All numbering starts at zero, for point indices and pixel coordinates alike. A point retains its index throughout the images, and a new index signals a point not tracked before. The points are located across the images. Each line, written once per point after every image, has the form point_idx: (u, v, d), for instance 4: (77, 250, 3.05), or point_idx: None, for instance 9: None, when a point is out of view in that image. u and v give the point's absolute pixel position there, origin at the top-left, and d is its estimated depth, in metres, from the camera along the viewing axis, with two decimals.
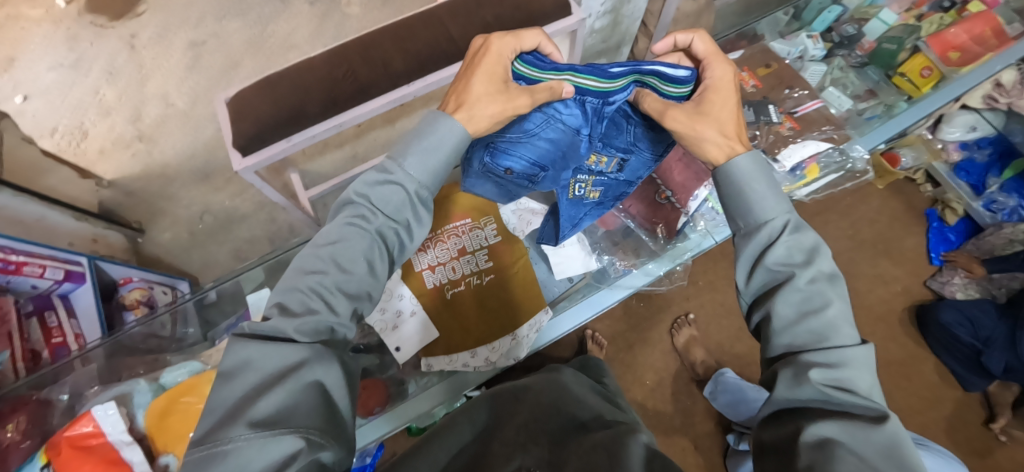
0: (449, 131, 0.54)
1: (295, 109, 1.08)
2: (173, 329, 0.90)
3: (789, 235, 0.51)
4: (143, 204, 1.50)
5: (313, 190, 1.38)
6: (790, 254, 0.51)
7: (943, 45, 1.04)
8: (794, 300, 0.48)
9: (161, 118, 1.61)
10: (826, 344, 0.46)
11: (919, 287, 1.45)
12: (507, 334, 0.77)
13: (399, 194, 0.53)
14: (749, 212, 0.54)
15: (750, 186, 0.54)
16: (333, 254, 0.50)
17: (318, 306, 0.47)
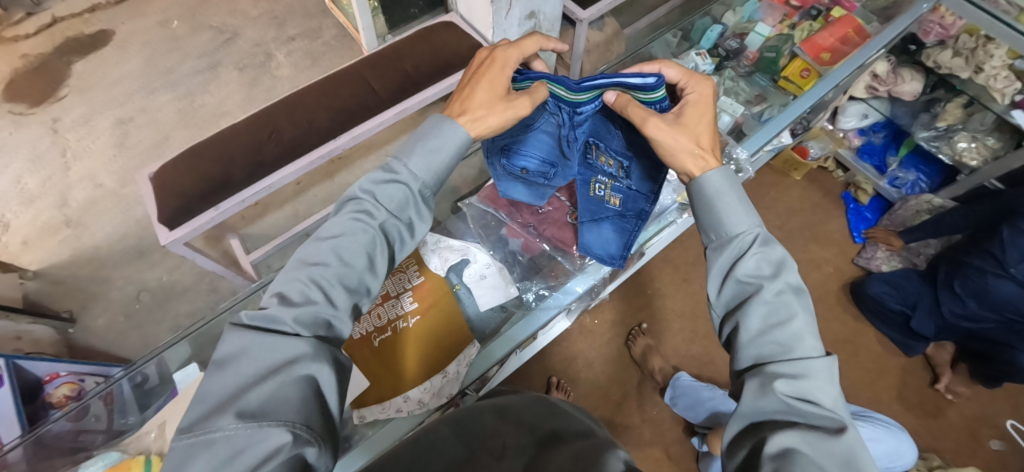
0: (454, 135, 0.56)
1: (221, 178, 1.10)
2: (108, 421, 0.78)
3: (757, 247, 0.52)
4: (74, 291, 1.43)
5: (256, 254, 1.39)
6: (757, 266, 0.51)
7: (815, 48, 1.16)
8: (760, 312, 0.48)
9: (89, 200, 1.56)
10: (790, 356, 0.46)
11: (849, 266, 1.55)
12: (438, 373, 0.69)
13: (403, 192, 0.54)
14: (719, 224, 0.55)
15: (720, 198, 0.55)
16: (334, 246, 0.49)
17: (317, 298, 0.47)
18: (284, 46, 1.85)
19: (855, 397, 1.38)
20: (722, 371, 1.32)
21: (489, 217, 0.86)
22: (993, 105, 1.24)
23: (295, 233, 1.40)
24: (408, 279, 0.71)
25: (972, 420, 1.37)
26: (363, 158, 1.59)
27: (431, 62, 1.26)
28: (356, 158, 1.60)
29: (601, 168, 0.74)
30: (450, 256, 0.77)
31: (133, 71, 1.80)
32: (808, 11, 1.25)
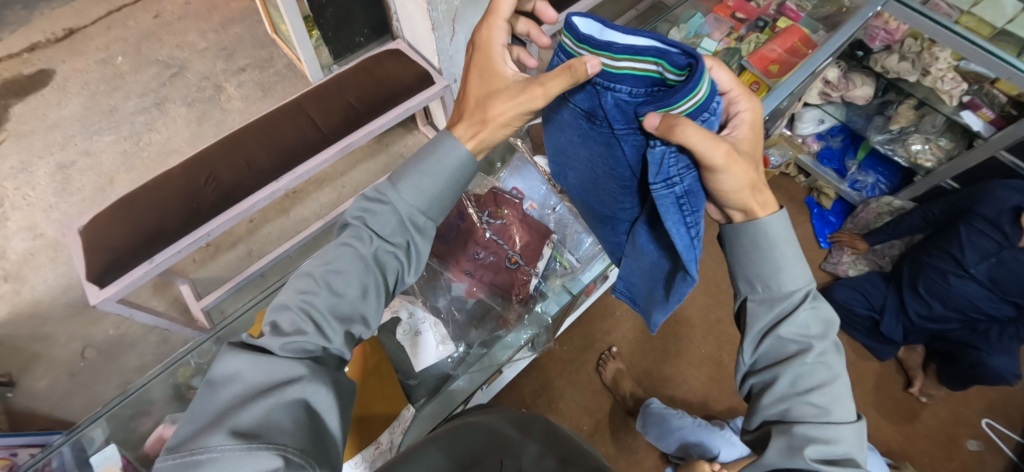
0: (451, 151, 0.50)
1: (154, 227, 1.03)
2: None
3: (811, 307, 0.49)
4: (12, 352, 1.34)
5: (206, 299, 1.30)
6: (803, 325, 0.48)
7: (761, 61, 1.14)
8: (801, 373, 0.47)
9: (28, 253, 1.47)
10: (826, 419, 0.46)
11: (817, 271, 1.54)
12: (368, 446, 0.64)
13: (394, 217, 0.51)
14: (770, 278, 0.49)
15: (775, 250, 0.49)
16: (325, 275, 0.48)
17: (308, 327, 0.45)
18: (234, 77, 1.79)
19: None
20: (695, 390, 1.30)
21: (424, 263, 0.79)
22: (942, 106, 1.24)
23: (246, 276, 1.31)
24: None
25: (948, 422, 1.36)
26: (318, 191, 1.55)
27: (376, 92, 1.22)
28: (311, 192, 1.55)
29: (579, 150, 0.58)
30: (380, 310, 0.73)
31: (74, 113, 1.73)
32: (755, 23, 1.26)
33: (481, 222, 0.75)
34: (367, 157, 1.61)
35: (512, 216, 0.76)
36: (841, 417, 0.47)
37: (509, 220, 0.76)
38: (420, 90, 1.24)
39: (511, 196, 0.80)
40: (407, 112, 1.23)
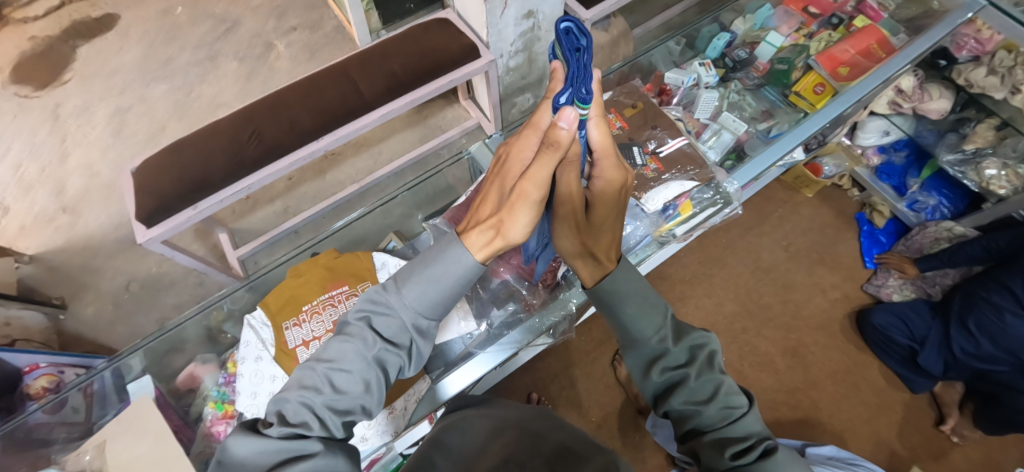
0: (458, 261, 0.45)
1: (200, 177, 1.07)
2: (89, 414, 0.76)
3: (669, 340, 0.50)
4: (65, 278, 1.44)
5: (243, 249, 1.36)
6: (678, 353, 0.50)
7: (831, 61, 1.05)
8: (684, 397, 0.48)
9: (84, 189, 1.57)
10: (729, 421, 0.46)
11: (857, 292, 1.45)
12: (381, 410, 0.69)
13: (398, 320, 0.46)
14: (625, 331, 0.52)
15: (621, 306, 0.51)
16: (328, 373, 0.44)
17: (311, 421, 0.41)
18: (284, 36, 1.82)
19: (852, 434, 1.29)
20: None
21: None
22: None
23: (281, 231, 1.38)
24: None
25: (979, 465, 1.29)
26: (355, 156, 1.57)
27: (421, 62, 1.21)
28: (348, 156, 1.57)
29: None
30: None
31: (133, 60, 1.80)
32: (829, 19, 1.16)
33: None
34: (405, 126, 1.61)
35: None
36: (746, 408, 0.47)
37: None
38: (465, 63, 1.22)
39: None
40: (448, 84, 1.21)
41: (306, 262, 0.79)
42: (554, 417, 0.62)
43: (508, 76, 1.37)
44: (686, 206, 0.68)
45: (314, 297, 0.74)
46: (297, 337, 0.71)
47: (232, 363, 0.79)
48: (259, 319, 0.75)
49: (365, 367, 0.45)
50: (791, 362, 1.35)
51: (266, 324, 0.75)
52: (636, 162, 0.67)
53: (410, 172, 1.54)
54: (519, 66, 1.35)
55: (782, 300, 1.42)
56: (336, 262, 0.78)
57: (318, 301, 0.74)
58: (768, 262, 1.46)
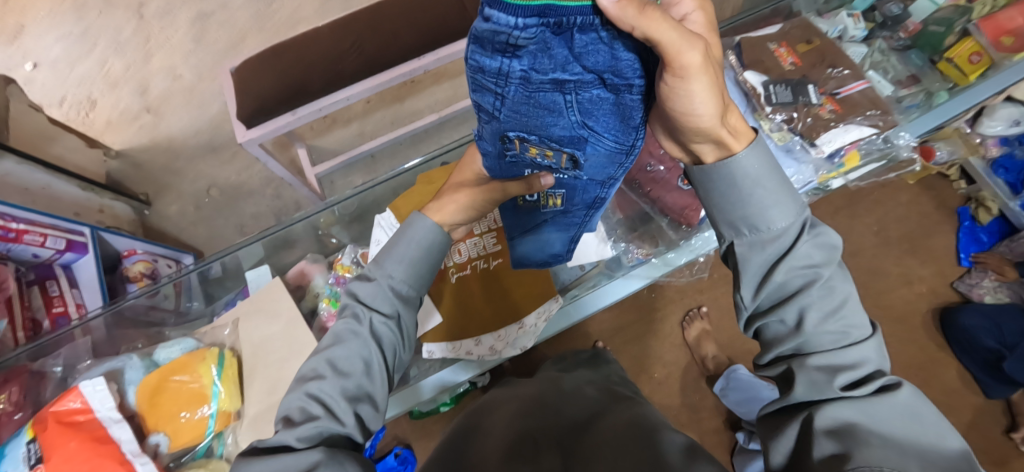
0: (420, 226, 0.53)
1: (300, 82, 1.05)
2: (177, 303, 0.82)
3: (808, 234, 0.43)
4: (149, 176, 1.48)
5: (321, 167, 1.35)
6: (813, 252, 0.43)
7: (996, 28, 0.91)
8: (812, 307, 0.42)
9: (167, 91, 1.58)
10: (848, 342, 0.42)
11: (945, 288, 1.37)
12: (513, 324, 0.69)
13: (383, 295, 0.51)
14: (757, 218, 0.43)
15: (756, 191, 0.43)
16: (326, 359, 0.48)
17: (318, 411, 0.44)
18: None
19: None
20: None
21: None
22: None
23: (359, 153, 1.36)
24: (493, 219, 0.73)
25: None
26: (436, 85, 1.53)
27: None
28: (428, 85, 1.53)
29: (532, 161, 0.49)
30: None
31: None
32: None
33: None
34: None
35: None
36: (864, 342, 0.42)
37: None
38: None
39: None
40: None
41: (438, 172, 0.78)
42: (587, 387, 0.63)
43: None
44: (851, 158, 0.64)
45: None
46: None
47: (343, 265, 0.80)
48: (388, 220, 0.75)
49: (363, 347, 0.49)
50: None
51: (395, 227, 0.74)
52: (813, 99, 0.61)
53: None
54: None
55: (862, 286, 1.37)
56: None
57: None
58: (854, 245, 1.39)
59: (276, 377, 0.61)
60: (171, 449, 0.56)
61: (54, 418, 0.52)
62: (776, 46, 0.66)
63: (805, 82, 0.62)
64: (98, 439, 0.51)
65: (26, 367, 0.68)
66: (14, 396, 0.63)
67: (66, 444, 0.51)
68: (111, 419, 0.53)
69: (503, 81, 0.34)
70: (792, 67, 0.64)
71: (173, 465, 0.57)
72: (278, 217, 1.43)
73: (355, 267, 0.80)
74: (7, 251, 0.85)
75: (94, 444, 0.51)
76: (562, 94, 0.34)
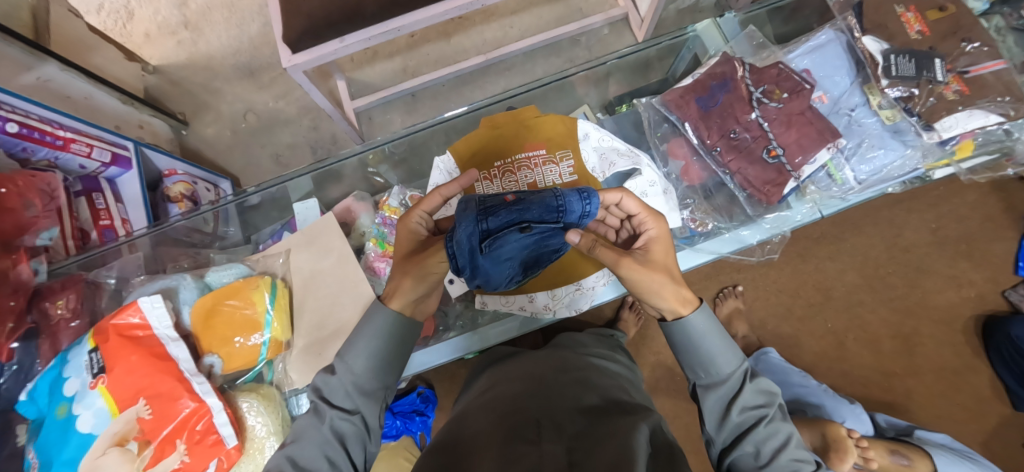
0: (378, 319, 0.53)
1: (351, 7, 0.98)
2: (215, 227, 0.83)
3: (749, 380, 0.54)
4: (187, 95, 1.45)
5: (360, 101, 1.32)
6: (757, 396, 0.54)
7: None
8: (758, 439, 0.51)
9: (205, 6, 1.50)
10: (791, 451, 0.51)
11: (995, 296, 1.29)
12: (569, 284, 0.71)
13: (343, 389, 0.51)
14: (704, 364, 0.55)
15: (705, 341, 0.55)
16: (288, 455, 0.48)
17: None
18: None
19: (939, 429, 1.23)
20: (803, 358, 1.27)
21: (666, 124, 0.69)
22: None
23: (401, 90, 1.32)
24: (560, 175, 0.63)
25: None
26: (485, 24, 1.44)
27: None
28: (477, 23, 1.43)
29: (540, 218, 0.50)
30: (610, 157, 0.65)
31: None
32: None
33: (750, 97, 0.61)
34: (543, 2, 1.44)
35: (794, 104, 0.59)
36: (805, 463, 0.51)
37: (789, 108, 0.59)
38: None
39: (802, 76, 0.61)
40: None
41: (502, 113, 0.66)
42: (597, 371, 0.60)
43: None
44: (963, 147, 0.57)
45: (511, 155, 0.64)
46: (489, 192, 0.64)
47: (390, 206, 0.77)
48: (448, 164, 0.66)
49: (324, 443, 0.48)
50: (897, 347, 1.28)
51: (454, 173, 0.65)
52: (938, 75, 0.54)
53: (539, 54, 1.41)
54: None
55: (908, 284, 1.31)
56: (535, 122, 0.65)
57: (512, 160, 0.64)
58: (908, 241, 1.32)
59: (324, 314, 0.62)
60: (225, 372, 0.57)
61: (115, 331, 0.52)
62: (902, 9, 0.58)
63: (931, 55, 0.55)
64: (158, 356, 0.52)
65: (79, 277, 0.67)
66: (71, 304, 0.64)
67: (126, 358, 0.51)
68: (168, 338, 0.54)
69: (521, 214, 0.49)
70: (919, 36, 0.56)
71: (226, 387, 0.57)
72: (315, 149, 1.40)
73: (402, 210, 0.77)
74: (55, 159, 0.84)
75: (154, 360, 0.51)
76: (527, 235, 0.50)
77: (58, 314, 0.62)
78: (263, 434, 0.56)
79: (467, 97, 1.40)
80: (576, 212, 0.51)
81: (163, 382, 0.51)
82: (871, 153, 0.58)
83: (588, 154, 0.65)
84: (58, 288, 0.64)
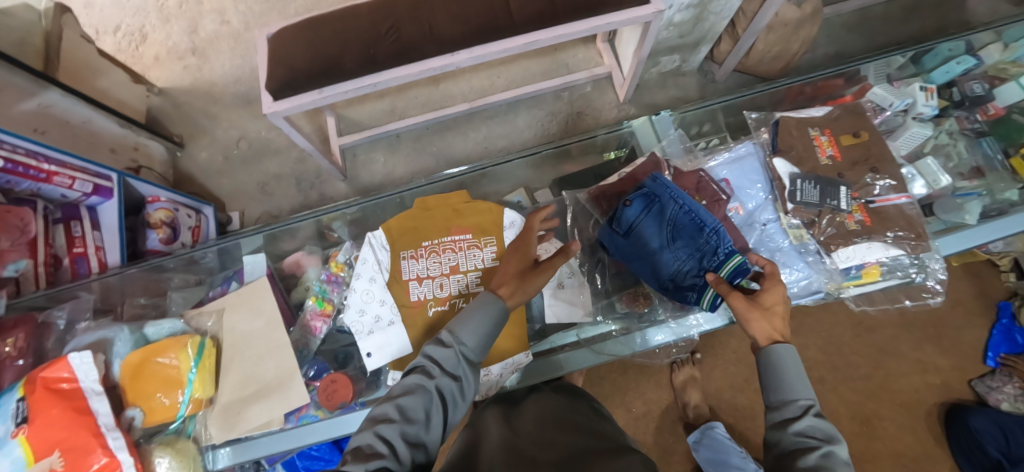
0: (493, 304, 0.55)
1: (331, 62, 1.04)
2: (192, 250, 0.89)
3: (813, 415, 0.45)
4: (186, 118, 1.53)
5: (346, 138, 1.38)
6: (814, 429, 0.44)
7: None
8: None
9: (214, 35, 1.59)
10: None
11: (961, 384, 1.26)
12: (480, 369, 0.67)
13: (446, 355, 0.52)
14: (771, 390, 0.49)
15: (780, 369, 0.50)
16: (398, 402, 0.48)
17: (401, 416, 0.47)
18: None
19: None
20: None
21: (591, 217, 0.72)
22: None
23: (386, 131, 1.38)
24: (482, 259, 0.69)
25: None
26: (473, 72, 1.50)
27: None
28: (466, 71, 1.49)
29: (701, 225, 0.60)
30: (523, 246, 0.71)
31: None
32: None
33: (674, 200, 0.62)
34: (532, 55, 1.50)
35: (712, 213, 0.61)
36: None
37: (709, 216, 0.61)
38: (628, 6, 1.02)
39: (721, 186, 0.63)
40: (606, 27, 1.04)
41: (436, 196, 0.74)
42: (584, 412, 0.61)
43: (667, 31, 1.21)
44: (870, 271, 0.59)
45: (437, 236, 0.71)
46: (414, 271, 0.69)
47: (336, 262, 0.79)
48: (380, 240, 0.72)
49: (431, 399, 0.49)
50: (857, 428, 1.25)
51: (384, 248, 0.71)
52: (843, 203, 0.57)
53: (522, 105, 1.46)
54: (685, 23, 1.19)
55: (873, 364, 1.28)
56: (467, 207, 0.73)
57: (439, 241, 0.71)
58: (874, 320, 1.30)
59: (250, 374, 0.66)
60: (144, 425, 0.60)
61: (42, 383, 0.56)
62: (817, 131, 0.61)
63: (837, 183, 0.57)
64: (78, 410, 0.55)
65: (33, 317, 0.72)
66: (19, 342, 0.68)
67: (47, 412, 0.54)
68: (92, 391, 0.57)
69: (691, 217, 0.61)
70: (829, 162, 0.59)
71: (144, 440, 0.60)
72: (300, 181, 1.45)
73: (347, 267, 0.79)
74: (38, 189, 0.91)
75: (72, 415, 0.55)
76: (688, 217, 0.61)
77: (6, 351, 0.66)
78: None
79: (449, 141, 1.45)
80: (694, 271, 0.61)
81: (79, 436, 0.54)
82: (778, 271, 0.60)
83: (510, 241, 0.71)
84: (9, 327, 0.68)
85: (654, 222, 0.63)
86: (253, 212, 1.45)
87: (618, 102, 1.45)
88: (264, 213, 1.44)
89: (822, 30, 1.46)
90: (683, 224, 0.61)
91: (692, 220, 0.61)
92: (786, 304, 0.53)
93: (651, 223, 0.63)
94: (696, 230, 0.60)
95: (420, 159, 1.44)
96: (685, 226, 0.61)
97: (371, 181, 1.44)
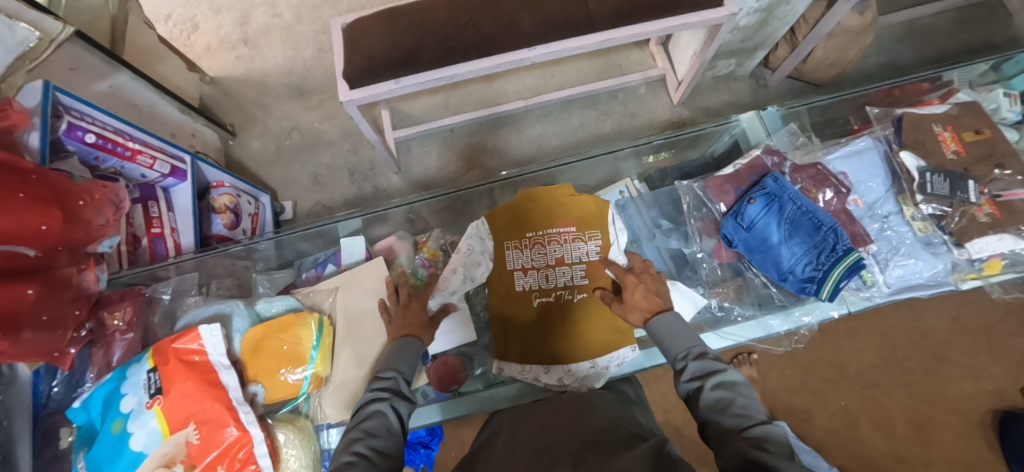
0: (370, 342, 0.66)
1: (410, 52, 1.04)
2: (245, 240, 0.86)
3: (695, 359, 0.55)
4: (238, 107, 1.53)
5: (401, 131, 1.37)
6: (702, 368, 0.54)
7: None
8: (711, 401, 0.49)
9: (266, 26, 1.59)
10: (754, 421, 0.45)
11: (1015, 392, 1.25)
12: (585, 361, 0.71)
13: (387, 381, 0.55)
14: (664, 350, 0.59)
15: (659, 331, 0.60)
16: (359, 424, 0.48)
17: (366, 428, 0.48)
18: None
19: None
20: (813, 434, 1.26)
21: (705, 208, 0.74)
22: None
23: (440, 126, 1.38)
24: (586, 252, 0.74)
25: None
26: (526, 70, 1.51)
27: None
28: (519, 69, 1.50)
29: (817, 222, 0.65)
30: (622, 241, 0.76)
31: None
32: None
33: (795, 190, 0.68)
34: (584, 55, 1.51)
35: (837, 203, 0.67)
36: (756, 411, 0.46)
37: (835, 205, 0.67)
38: (703, 8, 1.02)
39: (840, 178, 0.68)
40: (680, 27, 1.05)
41: (540, 189, 0.78)
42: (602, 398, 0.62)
43: (732, 35, 1.22)
44: (992, 264, 0.65)
45: (541, 229, 0.75)
46: (518, 261, 0.74)
47: (430, 249, 0.82)
48: (482, 229, 0.77)
49: (387, 418, 0.50)
50: (910, 433, 1.25)
51: (487, 237, 0.76)
52: (972, 196, 0.61)
53: (577, 104, 1.47)
54: (749, 27, 1.20)
55: (925, 370, 1.29)
56: (570, 200, 0.77)
57: (544, 233, 0.75)
58: (926, 326, 1.31)
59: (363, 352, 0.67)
60: (267, 401, 0.60)
61: (175, 355, 0.55)
62: (942, 128, 0.66)
63: (967, 177, 0.62)
64: (211, 383, 0.55)
65: (138, 291, 0.74)
66: (127, 316, 0.70)
67: (181, 383, 0.54)
68: (220, 365, 0.57)
69: (806, 214, 0.65)
70: (955, 155, 0.64)
71: (266, 415, 0.60)
72: (352, 172, 1.45)
73: (440, 253, 0.82)
74: (120, 168, 0.90)
75: (206, 387, 0.54)
76: (806, 214, 0.65)
77: (115, 326, 0.68)
78: (296, 468, 0.58)
79: (503, 137, 1.46)
80: (812, 266, 0.64)
81: (213, 409, 0.54)
82: (906, 262, 0.65)
83: (614, 237, 0.76)
84: (117, 299, 0.71)
85: (765, 220, 0.67)
86: (305, 202, 1.44)
87: (671, 104, 1.46)
88: (317, 203, 1.44)
89: (873, 40, 1.49)
90: (800, 220, 0.65)
91: (807, 215, 0.65)
92: (644, 293, 0.65)
93: (760, 223, 0.67)
94: (814, 228, 0.65)
95: (473, 154, 1.44)
96: (804, 220, 0.65)
97: (425, 175, 1.44)
